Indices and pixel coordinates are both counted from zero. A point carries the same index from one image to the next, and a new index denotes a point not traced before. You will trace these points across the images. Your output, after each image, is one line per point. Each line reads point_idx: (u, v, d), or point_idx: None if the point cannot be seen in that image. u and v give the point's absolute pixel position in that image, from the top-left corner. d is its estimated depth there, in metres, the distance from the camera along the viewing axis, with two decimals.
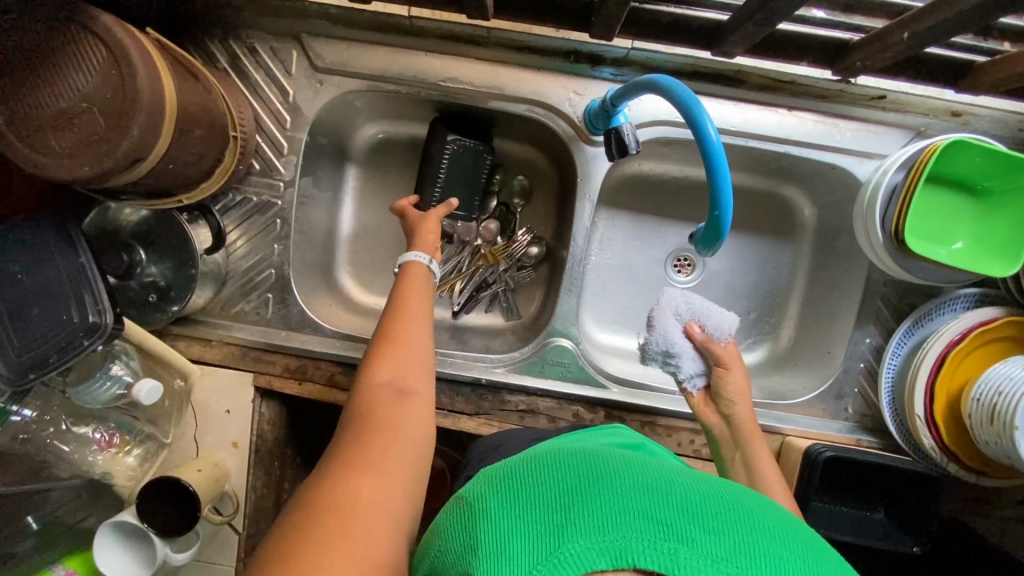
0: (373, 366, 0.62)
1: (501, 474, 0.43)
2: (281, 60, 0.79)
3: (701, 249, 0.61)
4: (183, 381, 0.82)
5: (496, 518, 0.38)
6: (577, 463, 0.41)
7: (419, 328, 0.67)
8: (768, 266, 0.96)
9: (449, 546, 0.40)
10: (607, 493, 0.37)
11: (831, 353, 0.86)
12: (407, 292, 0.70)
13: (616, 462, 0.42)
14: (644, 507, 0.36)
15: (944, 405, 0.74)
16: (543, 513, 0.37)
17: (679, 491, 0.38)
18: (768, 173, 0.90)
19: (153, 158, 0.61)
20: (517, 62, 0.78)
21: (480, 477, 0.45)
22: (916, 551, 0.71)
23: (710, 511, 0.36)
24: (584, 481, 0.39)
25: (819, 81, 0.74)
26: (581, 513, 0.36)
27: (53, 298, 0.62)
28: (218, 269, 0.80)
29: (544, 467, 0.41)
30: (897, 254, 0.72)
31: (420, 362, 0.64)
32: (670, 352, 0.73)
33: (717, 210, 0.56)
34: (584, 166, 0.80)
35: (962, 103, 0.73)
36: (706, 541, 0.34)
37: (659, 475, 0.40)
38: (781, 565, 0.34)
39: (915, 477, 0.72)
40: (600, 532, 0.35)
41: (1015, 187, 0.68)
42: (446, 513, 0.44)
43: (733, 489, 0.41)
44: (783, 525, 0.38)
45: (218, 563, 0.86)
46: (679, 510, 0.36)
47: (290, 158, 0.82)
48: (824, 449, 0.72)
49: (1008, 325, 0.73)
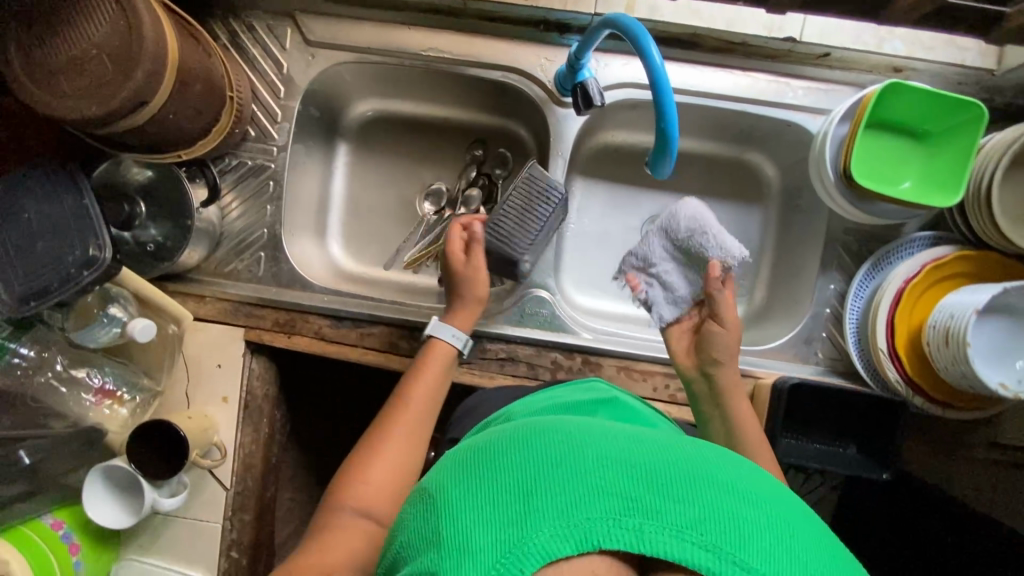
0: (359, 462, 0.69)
1: (460, 456, 0.40)
2: (277, 36, 0.87)
3: (653, 169, 0.67)
4: (176, 328, 0.82)
5: (451, 505, 0.36)
6: (540, 435, 0.38)
7: (418, 423, 0.73)
8: (740, 228, 1.00)
9: (406, 541, 0.37)
10: (572, 469, 0.35)
11: (799, 302, 0.89)
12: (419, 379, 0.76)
13: (577, 429, 0.40)
14: (610, 484, 0.35)
15: (906, 338, 0.77)
16: (504, 492, 0.35)
17: (650, 460, 0.36)
18: (732, 139, 0.96)
19: (155, 104, 0.67)
20: (492, 32, 0.85)
21: (441, 461, 0.42)
22: (887, 477, 0.73)
23: (679, 480, 0.35)
24: (548, 456, 0.36)
25: (768, 42, 0.79)
26: (546, 495, 0.34)
27: (56, 236, 0.67)
28: (212, 228, 0.85)
29: (502, 443, 0.39)
30: (851, 198, 0.77)
31: (407, 446, 0.71)
32: (646, 265, 0.79)
33: (664, 122, 0.62)
34: (556, 126, 0.86)
35: (902, 57, 0.78)
36: (677, 514, 0.34)
37: (626, 440, 0.38)
38: (754, 528, 0.34)
39: (880, 406, 0.74)
40: (566, 514, 0.33)
41: (949, 127, 0.74)
42: (408, 505, 0.40)
43: (701, 447, 0.40)
44: (754, 481, 0.38)
45: (206, 518, 0.89)
46: (647, 483, 0.35)
47: (284, 124, 0.88)
48: (789, 378, 0.74)
49: (962, 260, 0.76)
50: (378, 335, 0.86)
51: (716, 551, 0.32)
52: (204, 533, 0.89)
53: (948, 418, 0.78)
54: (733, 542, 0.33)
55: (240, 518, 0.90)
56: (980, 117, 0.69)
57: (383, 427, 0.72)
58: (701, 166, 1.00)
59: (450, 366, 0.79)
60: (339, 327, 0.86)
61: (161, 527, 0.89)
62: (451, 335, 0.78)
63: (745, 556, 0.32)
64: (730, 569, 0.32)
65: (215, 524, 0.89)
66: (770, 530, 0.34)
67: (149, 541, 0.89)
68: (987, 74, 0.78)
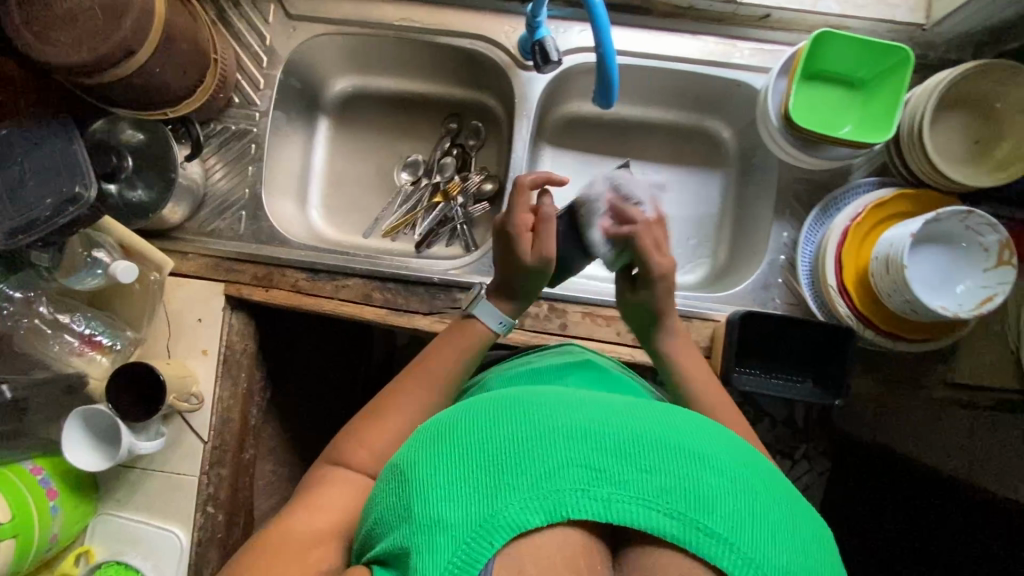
0: (364, 426, 0.72)
1: (431, 430, 0.49)
2: (261, 11, 0.93)
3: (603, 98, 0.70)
4: (159, 276, 0.87)
5: (430, 484, 0.44)
6: (514, 413, 0.46)
7: (431, 401, 0.75)
8: (702, 191, 1.04)
9: (389, 511, 0.46)
10: (545, 448, 0.44)
11: (755, 251, 0.93)
12: (432, 356, 0.78)
13: (548, 402, 0.48)
14: (579, 460, 0.43)
15: (854, 274, 0.81)
16: (479, 468, 0.44)
17: (612, 436, 0.45)
18: (690, 106, 1.02)
19: (144, 55, 0.73)
20: (459, 4, 0.92)
21: (415, 438, 0.50)
22: (838, 403, 0.77)
23: (644, 452, 0.44)
24: (521, 438, 0.45)
25: (712, 5, 0.87)
26: (522, 475, 0.43)
27: (48, 176, 0.72)
28: (196, 187, 0.89)
29: (476, 418, 0.47)
30: (796, 142, 0.83)
31: (414, 411, 0.73)
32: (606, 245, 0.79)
33: (601, 48, 0.66)
34: (521, 88, 0.92)
35: (835, 16, 0.85)
36: (638, 484, 0.43)
37: (594, 415, 0.47)
38: (704, 489, 0.43)
39: (829, 333, 0.76)
40: (539, 488, 0.43)
41: (881, 72, 0.79)
42: (384, 482, 0.49)
43: (671, 416, 0.48)
44: (707, 443, 0.47)
45: (183, 472, 0.90)
46: (616, 456, 0.44)
47: (266, 92, 0.94)
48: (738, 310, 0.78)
49: (904, 201, 0.80)
50: (354, 287, 0.90)
51: (677, 516, 0.42)
52: (181, 487, 0.90)
53: (900, 352, 0.81)
54: (683, 504, 0.43)
55: (218, 472, 0.91)
56: (907, 58, 0.75)
57: (397, 397, 0.74)
58: (663, 133, 1.05)
59: (478, 350, 0.79)
60: (315, 279, 0.90)
61: (138, 482, 0.90)
62: (496, 321, 0.79)
63: (709, 522, 0.42)
64: (693, 531, 0.42)
65: (193, 477, 0.90)
66: (719, 487, 0.44)
67: (126, 497, 0.90)
68: (919, 29, 0.84)
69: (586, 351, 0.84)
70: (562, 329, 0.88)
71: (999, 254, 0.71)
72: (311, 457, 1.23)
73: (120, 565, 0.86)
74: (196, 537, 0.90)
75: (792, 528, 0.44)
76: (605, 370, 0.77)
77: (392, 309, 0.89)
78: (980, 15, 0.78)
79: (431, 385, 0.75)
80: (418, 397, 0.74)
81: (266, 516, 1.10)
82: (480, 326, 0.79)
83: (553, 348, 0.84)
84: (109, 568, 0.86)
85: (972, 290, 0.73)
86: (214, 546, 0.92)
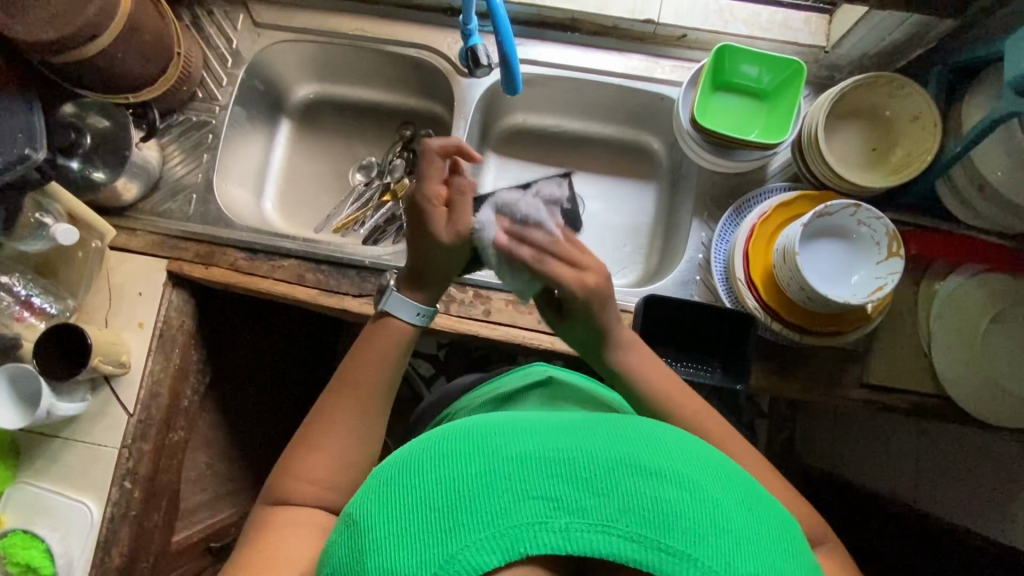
0: (300, 453, 0.66)
1: (382, 478, 0.49)
2: (231, 19, 1.03)
3: (509, 85, 0.75)
4: (101, 243, 0.92)
5: (383, 534, 0.44)
6: (464, 449, 0.47)
7: (368, 411, 0.68)
8: (636, 201, 1.10)
9: (344, 562, 0.46)
10: (497, 484, 0.44)
11: (679, 252, 0.97)
12: (359, 363, 0.69)
13: (500, 433, 0.48)
14: (531, 491, 0.44)
15: (761, 269, 0.83)
16: (431, 510, 0.44)
17: (564, 463, 0.45)
18: (625, 122, 1.09)
19: (108, 40, 0.81)
20: (409, 18, 1.02)
21: (369, 484, 0.50)
22: (739, 387, 0.82)
23: (598, 476, 0.44)
24: (472, 475, 0.45)
25: (635, 25, 0.96)
26: (475, 512, 0.43)
27: (4, 140, 0.79)
28: (151, 169, 0.95)
29: (427, 460, 0.47)
30: (710, 146, 0.88)
31: (352, 424, 0.67)
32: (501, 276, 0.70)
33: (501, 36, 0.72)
34: (462, 93, 1.00)
35: (743, 37, 0.95)
36: (594, 511, 0.43)
37: (545, 441, 0.47)
38: (662, 507, 0.43)
39: (726, 315, 0.83)
40: (493, 525, 0.43)
41: (781, 83, 0.87)
42: (340, 531, 0.49)
43: (627, 434, 0.49)
44: (662, 458, 0.47)
45: (102, 445, 0.90)
46: (569, 483, 0.44)
47: (227, 88, 1.02)
48: (641, 298, 0.84)
49: (802, 201, 0.84)
50: (289, 268, 0.94)
51: (638, 538, 0.42)
52: (99, 460, 0.90)
53: (807, 346, 0.83)
54: (641, 527, 0.42)
55: (140, 447, 0.91)
56: (800, 69, 0.84)
57: (333, 412, 0.67)
58: (602, 146, 1.11)
59: (403, 351, 0.71)
60: (253, 258, 0.94)
61: (57, 452, 0.90)
62: (413, 313, 0.71)
63: (670, 540, 0.42)
64: (654, 553, 0.42)
65: (112, 450, 0.90)
66: (679, 505, 0.43)
67: (45, 467, 0.90)
68: (822, 51, 0.93)
69: (552, 368, 0.87)
70: (485, 315, 0.91)
71: (889, 246, 0.74)
72: (250, 453, 1.23)
73: (26, 534, 0.86)
74: (108, 512, 0.89)
75: (759, 536, 0.44)
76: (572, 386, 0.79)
77: (324, 289, 0.93)
78: (871, 37, 0.86)
79: (364, 398, 0.68)
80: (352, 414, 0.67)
81: (192, 509, 1.08)
82: (400, 324, 0.70)
83: (520, 369, 0.88)
84: (15, 536, 0.86)
85: (865, 281, 0.77)
86: (127, 524, 0.91)
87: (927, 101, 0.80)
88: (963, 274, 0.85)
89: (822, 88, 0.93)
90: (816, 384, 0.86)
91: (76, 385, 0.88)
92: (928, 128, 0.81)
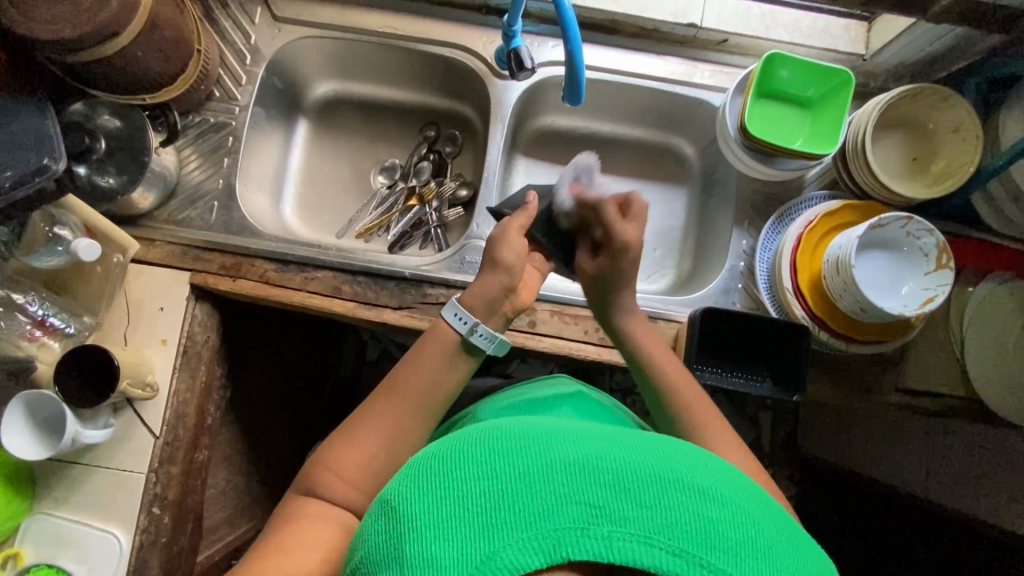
0: (333, 444, 0.66)
1: (419, 467, 0.43)
2: (247, 13, 0.97)
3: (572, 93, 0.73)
4: (122, 258, 0.86)
5: (421, 523, 0.38)
6: (509, 444, 0.41)
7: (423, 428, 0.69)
8: (668, 205, 1.09)
9: (370, 553, 0.40)
10: (542, 484, 0.39)
11: (717, 260, 0.96)
12: (418, 368, 0.70)
13: (545, 432, 0.43)
14: (575, 493, 0.38)
15: (808, 279, 0.84)
16: (473, 503, 0.39)
17: (611, 469, 0.39)
18: (658, 125, 1.07)
19: (125, 38, 0.74)
20: (441, 16, 0.98)
21: (400, 471, 0.44)
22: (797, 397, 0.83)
23: (644, 485, 0.39)
24: (515, 471, 0.39)
25: (676, 28, 0.95)
26: (518, 512, 0.38)
27: (15, 147, 0.72)
28: (169, 175, 0.89)
29: (469, 452, 0.42)
30: (752, 153, 0.89)
31: (392, 427, 0.67)
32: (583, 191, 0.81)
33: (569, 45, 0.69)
34: (498, 95, 0.97)
35: (782, 43, 0.94)
36: (640, 521, 0.38)
37: (593, 445, 0.41)
38: (706, 524, 0.38)
39: (785, 328, 0.83)
40: (537, 525, 0.37)
41: (826, 91, 0.88)
42: (369, 517, 0.43)
43: (671, 450, 0.43)
44: (705, 476, 0.42)
45: (127, 471, 0.85)
46: (613, 491, 0.38)
47: (247, 87, 0.96)
48: (698, 311, 0.84)
49: (851, 209, 0.85)
50: (323, 280, 0.90)
51: (682, 553, 0.37)
52: (125, 486, 0.85)
53: (852, 352, 0.85)
54: (684, 542, 0.37)
55: (167, 471, 0.86)
56: (848, 80, 0.85)
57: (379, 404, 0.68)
58: (632, 149, 1.10)
59: (454, 355, 0.72)
60: (284, 270, 0.89)
61: (76, 479, 0.85)
62: (457, 317, 0.71)
63: (713, 559, 0.37)
64: (695, 571, 0.37)
65: (138, 476, 0.85)
66: (724, 526, 0.38)
67: (64, 495, 0.84)
68: (860, 59, 0.94)
69: (574, 381, 0.88)
70: (530, 326, 0.90)
71: (937, 258, 0.76)
72: (265, 467, 1.18)
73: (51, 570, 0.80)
74: (138, 541, 0.84)
75: (799, 567, 0.40)
76: (598, 403, 0.80)
77: (361, 302, 0.89)
78: (910, 47, 0.88)
79: (405, 404, 0.68)
80: (391, 416, 0.68)
81: (214, 528, 1.03)
82: (449, 328, 0.71)
83: (544, 378, 0.89)
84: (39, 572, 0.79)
85: (914, 292, 0.79)
86: (156, 551, 0.86)
87: (970, 114, 0.81)
88: (993, 281, 0.88)
89: (860, 95, 0.94)
90: (854, 390, 0.88)
91: (97, 412, 0.82)
92: (970, 139, 0.82)
